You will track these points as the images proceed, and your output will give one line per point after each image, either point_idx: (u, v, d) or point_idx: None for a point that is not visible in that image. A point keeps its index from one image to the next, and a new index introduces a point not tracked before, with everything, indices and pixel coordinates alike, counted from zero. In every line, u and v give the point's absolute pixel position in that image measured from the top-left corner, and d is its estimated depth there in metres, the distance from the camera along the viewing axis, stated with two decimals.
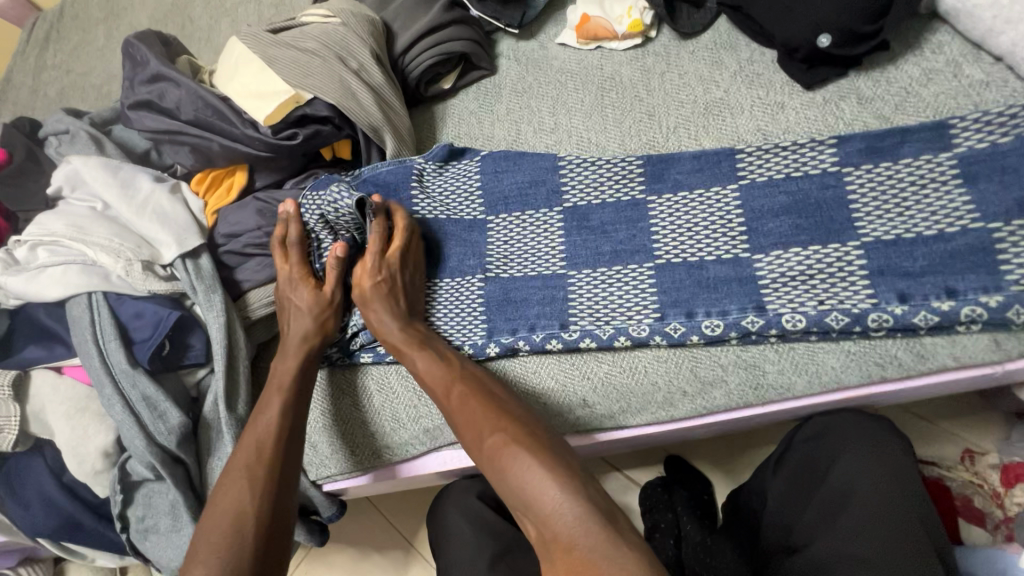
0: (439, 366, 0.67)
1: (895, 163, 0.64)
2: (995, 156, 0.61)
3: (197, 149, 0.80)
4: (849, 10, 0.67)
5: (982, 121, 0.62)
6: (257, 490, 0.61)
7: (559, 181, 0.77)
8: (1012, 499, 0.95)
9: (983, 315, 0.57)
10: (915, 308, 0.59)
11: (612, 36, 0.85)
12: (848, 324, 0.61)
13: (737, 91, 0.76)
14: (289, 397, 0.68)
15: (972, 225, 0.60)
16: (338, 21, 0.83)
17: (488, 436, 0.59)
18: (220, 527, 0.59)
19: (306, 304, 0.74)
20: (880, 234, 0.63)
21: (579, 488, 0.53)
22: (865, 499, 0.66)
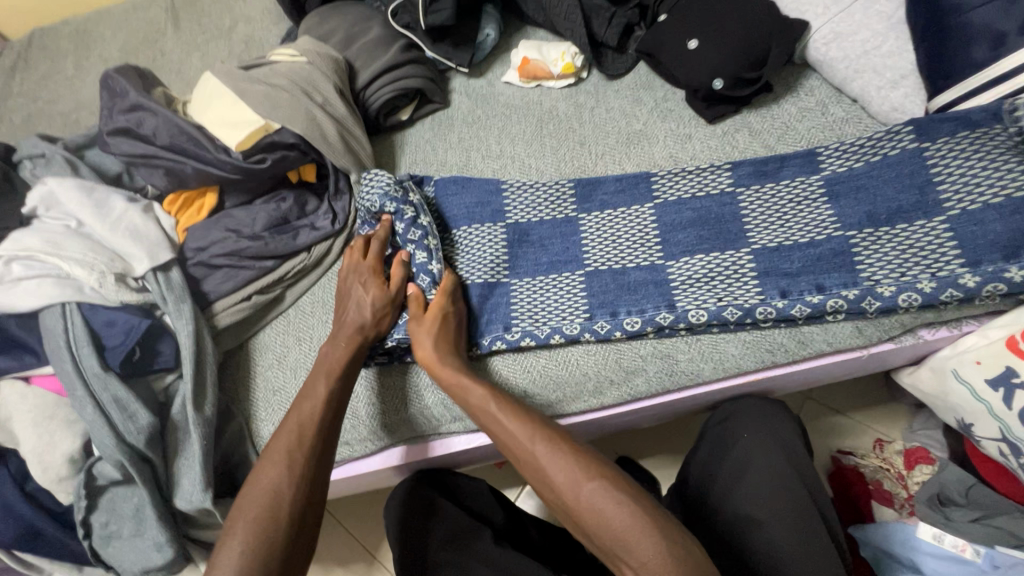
0: (513, 414, 0.67)
1: (776, 184, 0.78)
2: (851, 177, 0.75)
3: (171, 171, 0.87)
4: (736, 59, 0.81)
5: (842, 150, 0.76)
6: (296, 477, 0.64)
7: (503, 201, 0.88)
8: (913, 480, 1.11)
9: (844, 305, 0.69)
10: (792, 302, 0.71)
11: (549, 76, 0.98)
12: (741, 316, 0.72)
13: (653, 124, 0.90)
14: (332, 387, 0.72)
15: (835, 233, 0.73)
16: (305, 59, 0.93)
17: (582, 484, 0.59)
18: (256, 509, 0.61)
19: (373, 296, 0.78)
20: (766, 242, 0.75)
21: (677, 536, 0.56)
22: (757, 469, 0.76)
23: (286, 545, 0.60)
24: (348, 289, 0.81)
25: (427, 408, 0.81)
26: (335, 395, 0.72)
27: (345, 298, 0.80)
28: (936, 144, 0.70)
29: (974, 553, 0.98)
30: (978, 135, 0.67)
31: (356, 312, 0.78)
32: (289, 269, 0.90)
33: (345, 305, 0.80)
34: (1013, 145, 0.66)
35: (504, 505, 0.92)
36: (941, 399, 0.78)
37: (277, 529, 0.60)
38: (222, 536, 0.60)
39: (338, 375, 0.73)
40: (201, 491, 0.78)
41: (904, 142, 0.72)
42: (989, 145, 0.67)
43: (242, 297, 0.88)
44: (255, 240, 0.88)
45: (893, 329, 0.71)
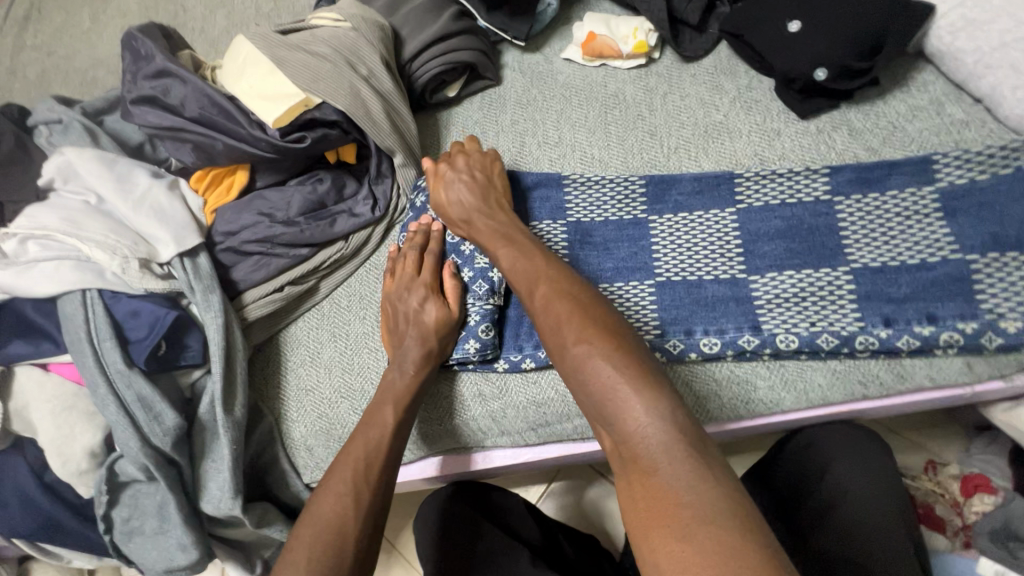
0: (523, 262, 0.65)
1: (882, 195, 0.69)
2: (973, 192, 0.65)
3: (200, 147, 0.78)
4: (846, 46, 0.71)
5: (962, 160, 0.67)
6: (363, 511, 0.59)
7: (564, 198, 0.79)
8: (970, 508, 1.02)
9: (959, 341, 0.62)
10: (898, 333, 0.63)
11: (616, 55, 0.87)
12: (838, 345, 0.65)
13: (735, 115, 0.80)
14: (400, 414, 0.67)
15: (952, 256, 0.64)
16: (348, 25, 0.83)
17: (572, 342, 0.56)
18: (320, 539, 0.56)
19: (433, 318, 0.72)
20: (867, 261, 0.67)
21: (664, 407, 0.49)
22: (848, 505, 0.70)
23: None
24: (404, 309, 0.74)
25: (474, 421, 0.75)
26: (402, 425, 0.67)
27: (399, 321, 0.75)
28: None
29: None
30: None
31: (417, 340, 0.71)
32: (324, 259, 0.83)
33: (402, 329, 0.74)
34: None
35: (539, 520, 0.88)
36: None
37: (341, 566, 0.55)
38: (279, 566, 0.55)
39: (405, 405, 0.68)
40: (230, 497, 0.72)
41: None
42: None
43: (275, 288, 0.81)
44: (291, 227, 0.80)
45: (1010, 367, 0.63)
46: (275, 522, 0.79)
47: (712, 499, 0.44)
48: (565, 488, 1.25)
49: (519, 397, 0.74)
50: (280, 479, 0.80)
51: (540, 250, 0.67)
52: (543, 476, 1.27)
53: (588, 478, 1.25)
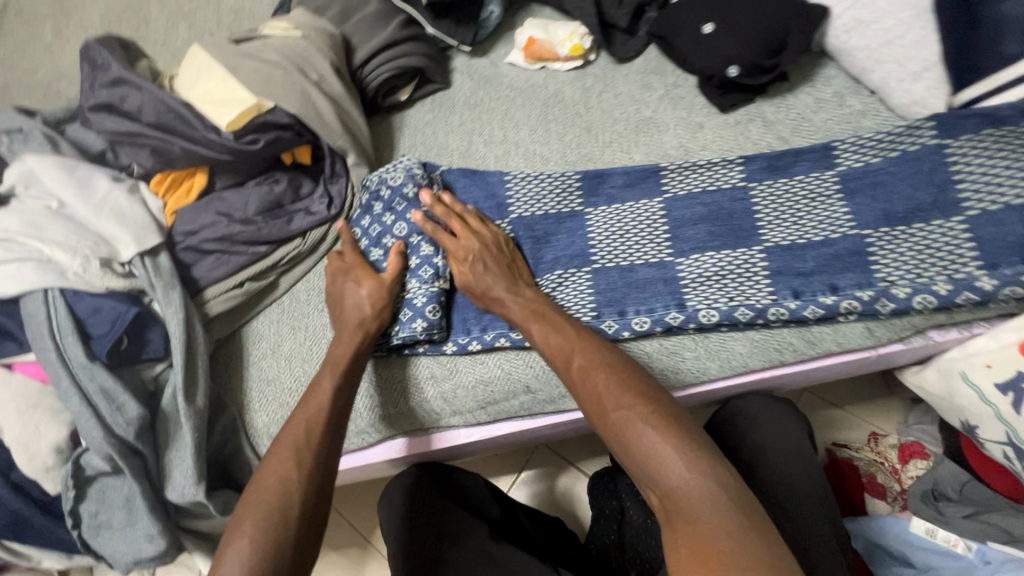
0: (558, 337, 0.69)
1: (790, 180, 0.75)
2: (869, 173, 0.72)
3: (158, 151, 0.82)
4: (753, 45, 0.78)
5: (859, 145, 0.74)
6: (305, 475, 0.62)
7: (506, 193, 0.85)
8: (907, 474, 1.10)
9: (858, 307, 0.68)
10: (805, 303, 0.70)
11: (555, 57, 0.93)
12: (753, 317, 0.71)
13: (663, 111, 0.86)
14: (340, 380, 0.70)
15: (850, 232, 0.71)
16: (299, 34, 0.88)
17: (613, 413, 0.61)
18: (263, 507, 0.59)
19: (366, 289, 0.77)
20: (778, 240, 0.73)
21: (708, 469, 0.55)
22: (765, 469, 0.74)
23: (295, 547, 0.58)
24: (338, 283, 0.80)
25: (427, 401, 0.79)
26: (342, 388, 0.70)
27: (339, 298, 0.79)
28: (958, 141, 0.68)
29: (964, 548, 0.98)
30: (1004, 132, 0.66)
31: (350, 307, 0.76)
32: (282, 255, 0.87)
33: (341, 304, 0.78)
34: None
35: (499, 501, 0.94)
36: (945, 401, 0.77)
37: (285, 530, 0.58)
38: (229, 533, 0.59)
39: (343, 370, 0.71)
40: (193, 483, 0.76)
41: (923, 138, 0.70)
42: (1013, 142, 0.65)
43: (236, 284, 0.84)
44: (249, 226, 0.84)
45: (904, 330, 0.70)
46: None
47: (756, 547, 0.49)
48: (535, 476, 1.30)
49: (469, 377, 0.78)
50: (245, 468, 0.84)
51: (573, 325, 0.70)
52: (512, 465, 1.31)
53: (555, 464, 1.29)
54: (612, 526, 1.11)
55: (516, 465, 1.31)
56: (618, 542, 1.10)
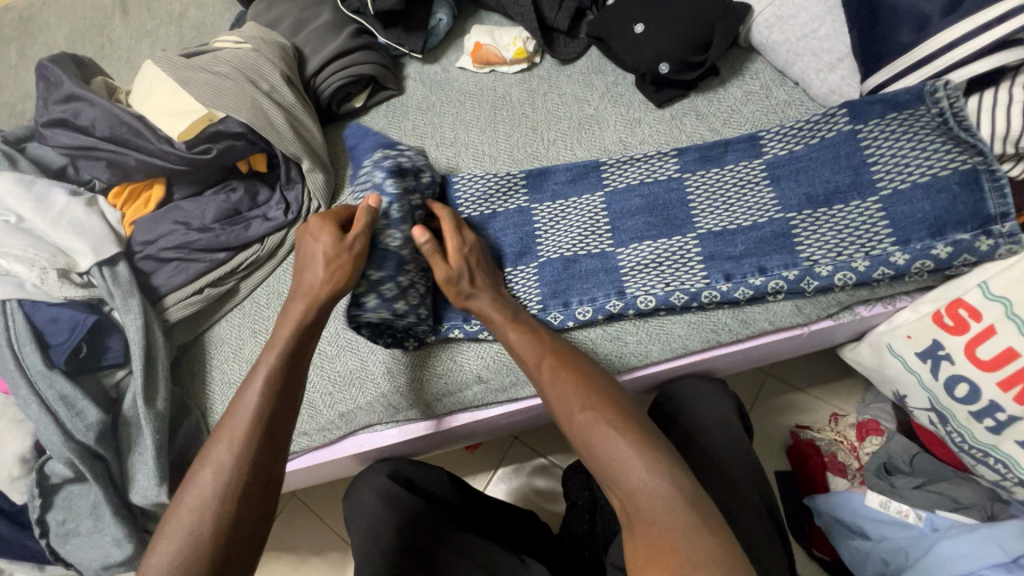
0: (531, 342, 0.70)
1: (721, 169, 0.79)
2: (793, 160, 0.76)
3: (114, 164, 0.85)
4: (681, 43, 0.82)
5: (783, 134, 0.77)
6: (230, 485, 0.56)
7: (455, 194, 0.87)
8: (864, 451, 1.11)
9: (785, 287, 0.71)
10: (736, 285, 0.72)
11: (501, 61, 0.97)
12: (688, 301, 0.73)
13: (604, 108, 0.90)
14: (276, 372, 0.63)
15: (776, 216, 0.74)
16: (249, 47, 0.91)
17: (576, 411, 0.61)
18: (191, 507, 0.56)
19: (329, 249, 0.70)
20: (710, 226, 0.76)
21: (664, 469, 0.54)
22: (699, 445, 0.76)
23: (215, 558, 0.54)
24: (315, 240, 0.71)
25: (384, 396, 0.81)
26: (274, 383, 0.63)
27: (303, 263, 0.71)
28: (869, 126, 0.71)
29: (916, 518, 1.00)
30: (905, 116, 0.69)
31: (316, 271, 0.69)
32: (241, 261, 0.89)
33: (308, 268, 0.70)
34: (937, 126, 0.67)
35: (462, 491, 0.96)
36: (879, 373, 0.80)
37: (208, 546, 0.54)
38: (157, 530, 0.56)
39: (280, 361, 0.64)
40: (155, 485, 0.77)
41: (839, 124, 0.74)
42: (917, 124, 0.68)
43: (194, 290, 0.87)
44: (205, 233, 0.86)
45: (832, 307, 0.73)
46: None
47: (707, 550, 0.49)
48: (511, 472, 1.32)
49: (426, 371, 0.82)
50: None
51: (548, 334, 0.71)
52: (489, 461, 1.33)
53: (530, 459, 1.32)
54: (584, 516, 1.14)
55: (492, 462, 1.33)
56: (591, 531, 1.13)
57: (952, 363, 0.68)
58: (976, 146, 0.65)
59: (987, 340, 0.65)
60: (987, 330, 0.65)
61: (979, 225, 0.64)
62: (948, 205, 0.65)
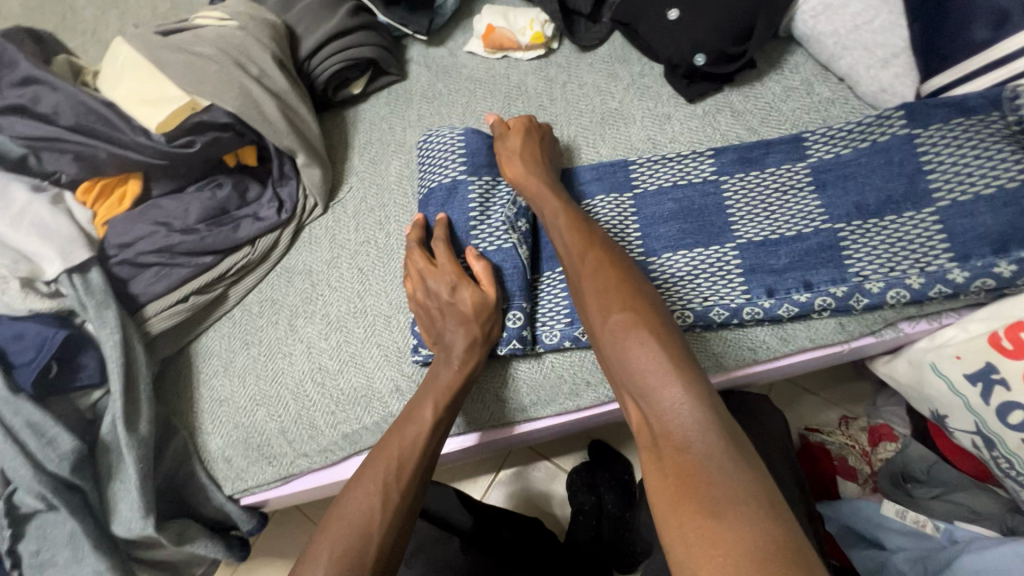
0: (575, 233, 0.65)
1: (762, 172, 0.73)
2: (839, 165, 0.70)
3: (82, 156, 0.74)
4: (720, 32, 0.75)
5: (828, 137, 0.72)
6: (390, 516, 0.56)
7: (468, 196, 0.77)
8: (877, 455, 1.10)
9: (833, 304, 0.66)
10: (780, 302, 0.67)
11: (516, 47, 0.89)
12: (728, 317, 0.68)
13: (630, 102, 0.83)
14: (442, 415, 0.64)
15: (823, 226, 0.68)
16: (235, 24, 0.81)
17: (614, 312, 0.55)
18: (341, 540, 0.53)
19: (470, 301, 0.68)
20: (751, 236, 0.70)
21: (700, 388, 0.48)
22: None
23: None
24: (456, 296, 0.69)
25: (393, 416, 0.74)
26: (441, 423, 0.64)
27: (432, 318, 0.71)
28: (928, 131, 0.66)
29: (933, 528, 0.96)
30: (972, 122, 0.63)
31: (459, 321, 0.68)
32: (230, 265, 0.81)
33: (441, 322, 0.70)
34: (1009, 135, 0.62)
35: (472, 509, 0.93)
36: (917, 391, 0.76)
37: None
38: (300, 566, 0.53)
39: (448, 400, 0.65)
40: (140, 517, 0.70)
41: (893, 128, 0.68)
42: (993, 129, 0.62)
43: (178, 299, 0.78)
44: (189, 236, 0.78)
45: (878, 324, 0.69)
46: (197, 538, 0.77)
47: (737, 484, 0.42)
48: (514, 476, 1.25)
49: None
50: (200, 494, 0.78)
51: (593, 227, 0.66)
52: (490, 466, 1.28)
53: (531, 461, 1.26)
54: (592, 522, 1.13)
55: (494, 465, 1.27)
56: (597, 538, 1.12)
57: (1008, 389, 0.63)
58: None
59: None
60: None
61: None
62: (1016, 220, 0.60)
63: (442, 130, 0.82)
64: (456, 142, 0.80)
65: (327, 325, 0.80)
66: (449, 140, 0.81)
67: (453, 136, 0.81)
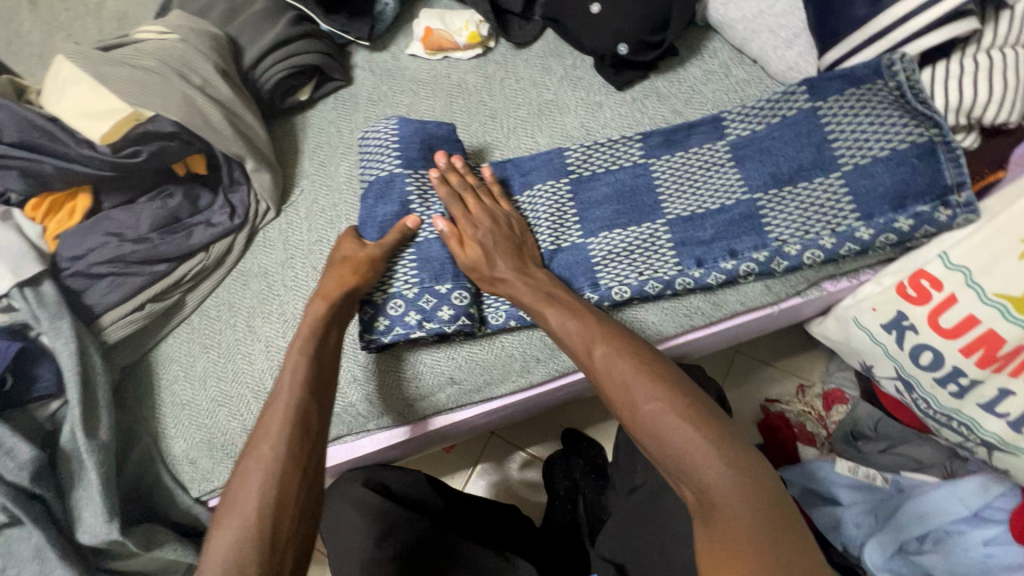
0: (578, 322, 0.65)
1: (685, 152, 0.77)
2: (755, 140, 0.74)
3: (28, 172, 0.76)
4: (638, 23, 0.80)
5: (744, 114, 0.76)
6: (264, 466, 0.56)
7: (405, 189, 0.78)
8: (831, 419, 1.13)
9: (755, 269, 0.71)
10: (708, 271, 0.72)
11: (454, 47, 0.92)
12: (662, 289, 0.72)
13: (564, 93, 0.87)
14: (304, 365, 0.64)
15: (742, 197, 0.73)
16: (176, 37, 0.84)
17: (640, 404, 0.56)
18: (233, 505, 0.55)
19: (333, 260, 0.73)
20: (679, 211, 0.74)
21: (745, 465, 0.51)
22: None
23: (263, 546, 0.52)
24: (330, 260, 0.73)
25: (353, 405, 0.76)
26: (299, 369, 0.64)
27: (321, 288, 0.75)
28: (828, 103, 0.71)
29: (882, 481, 1.01)
30: (863, 92, 0.70)
31: (339, 278, 0.71)
32: (185, 272, 0.82)
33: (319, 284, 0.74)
34: (893, 101, 0.68)
35: (440, 492, 0.94)
36: (846, 345, 0.81)
37: (270, 542, 0.53)
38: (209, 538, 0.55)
39: (299, 350, 0.65)
40: (104, 522, 0.71)
41: (799, 102, 0.73)
42: (876, 96, 0.69)
43: (134, 307, 0.79)
44: (142, 245, 0.79)
45: (801, 285, 0.74)
46: (166, 542, 0.77)
47: (793, 550, 0.47)
48: (491, 468, 1.28)
49: (391, 374, 0.77)
50: (167, 498, 0.80)
51: (587, 309, 0.67)
52: (467, 459, 1.29)
53: (507, 453, 1.28)
54: (567, 506, 1.15)
55: (469, 459, 1.29)
56: (574, 521, 1.13)
57: (917, 333, 0.69)
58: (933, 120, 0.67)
59: (948, 308, 0.66)
60: (948, 298, 0.66)
61: (937, 197, 0.66)
62: (907, 178, 0.67)
63: (377, 123, 0.83)
64: (391, 134, 0.81)
65: (285, 324, 0.82)
66: (382, 132, 0.81)
67: (388, 128, 0.82)
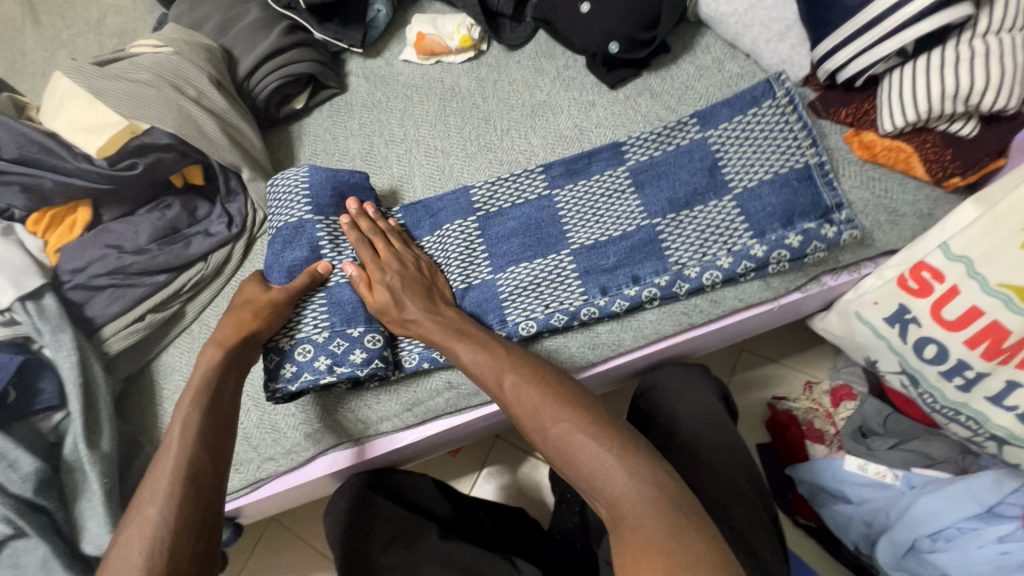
0: (486, 352, 0.66)
1: (588, 180, 0.79)
2: (653, 166, 0.77)
3: (28, 187, 0.77)
4: (627, 21, 0.80)
5: (643, 141, 0.79)
6: (160, 516, 0.54)
7: (315, 236, 0.77)
8: (840, 416, 1.08)
9: (658, 293, 0.71)
10: (612, 299, 0.72)
11: (446, 51, 0.93)
12: (569, 321, 0.72)
13: (557, 93, 0.87)
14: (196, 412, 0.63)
15: (642, 223, 0.74)
16: (171, 50, 0.85)
17: (549, 427, 0.58)
18: (126, 559, 0.52)
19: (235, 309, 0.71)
20: (584, 240, 0.75)
21: (647, 474, 0.53)
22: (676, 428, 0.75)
23: None
24: (229, 311, 0.71)
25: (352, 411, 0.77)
26: (194, 416, 0.63)
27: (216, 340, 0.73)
28: (717, 131, 0.76)
29: (893, 477, 0.98)
30: (747, 117, 0.75)
31: (237, 323, 0.70)
32: (184, 282, 0.83)
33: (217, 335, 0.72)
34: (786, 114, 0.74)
35: (451, 498, 0.95)
36: (849, 341, 0.80)
37: None
38: None
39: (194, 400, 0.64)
40: (108, 532, 0.71)
41: (691, 132, 0.77)
42: (761, 122, 0.75)
43: (134, 318, 0.80)
44: (141, 256, 0.80)
45: (799, 280, 0.73)
46: None
47: (699, 549, 0.48)
48: (498, 471, 1.27)
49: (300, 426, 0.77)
50: None
51: (498, 340, 0.68)
52: (473, 464, 1.29)
53: (513, 456, 1.27)
54: (574, 510, 1.10)
55: (475, 464, 1.28)
56: (581, 524, 1.09)
57: (920, 326, 0.68)
58: (812, 143, 0.73)
59: (951, 300, 0.64)
60: (950, 290, 0.64)
61: (822, 215, 0.70)
62: (791, 198, 0.71)
63: (287, 172, 0.82)
64: (300, 182, 0.80)
65: None
66: (291, 179, 0.80)
67: (298, 176, 0.80)
